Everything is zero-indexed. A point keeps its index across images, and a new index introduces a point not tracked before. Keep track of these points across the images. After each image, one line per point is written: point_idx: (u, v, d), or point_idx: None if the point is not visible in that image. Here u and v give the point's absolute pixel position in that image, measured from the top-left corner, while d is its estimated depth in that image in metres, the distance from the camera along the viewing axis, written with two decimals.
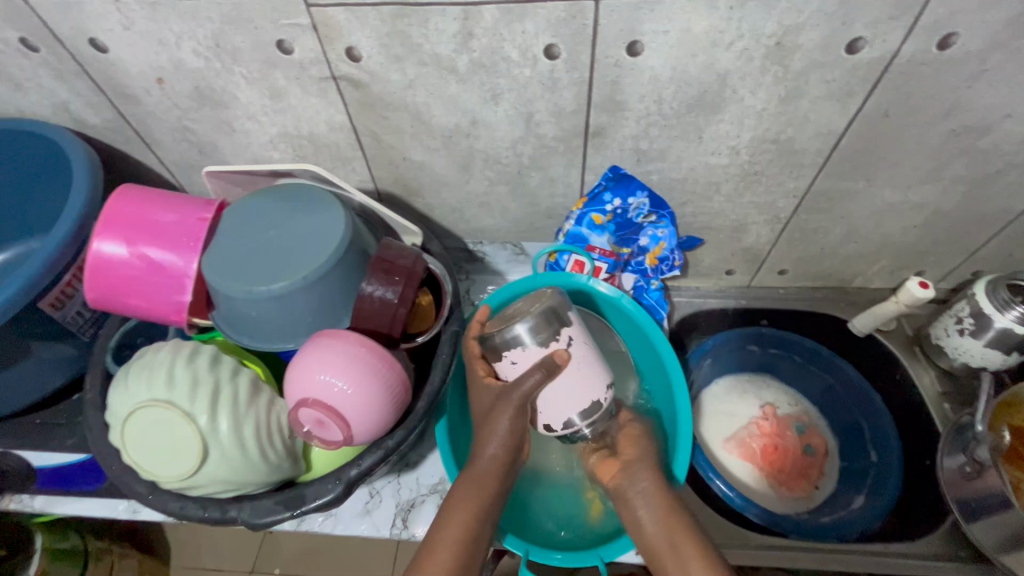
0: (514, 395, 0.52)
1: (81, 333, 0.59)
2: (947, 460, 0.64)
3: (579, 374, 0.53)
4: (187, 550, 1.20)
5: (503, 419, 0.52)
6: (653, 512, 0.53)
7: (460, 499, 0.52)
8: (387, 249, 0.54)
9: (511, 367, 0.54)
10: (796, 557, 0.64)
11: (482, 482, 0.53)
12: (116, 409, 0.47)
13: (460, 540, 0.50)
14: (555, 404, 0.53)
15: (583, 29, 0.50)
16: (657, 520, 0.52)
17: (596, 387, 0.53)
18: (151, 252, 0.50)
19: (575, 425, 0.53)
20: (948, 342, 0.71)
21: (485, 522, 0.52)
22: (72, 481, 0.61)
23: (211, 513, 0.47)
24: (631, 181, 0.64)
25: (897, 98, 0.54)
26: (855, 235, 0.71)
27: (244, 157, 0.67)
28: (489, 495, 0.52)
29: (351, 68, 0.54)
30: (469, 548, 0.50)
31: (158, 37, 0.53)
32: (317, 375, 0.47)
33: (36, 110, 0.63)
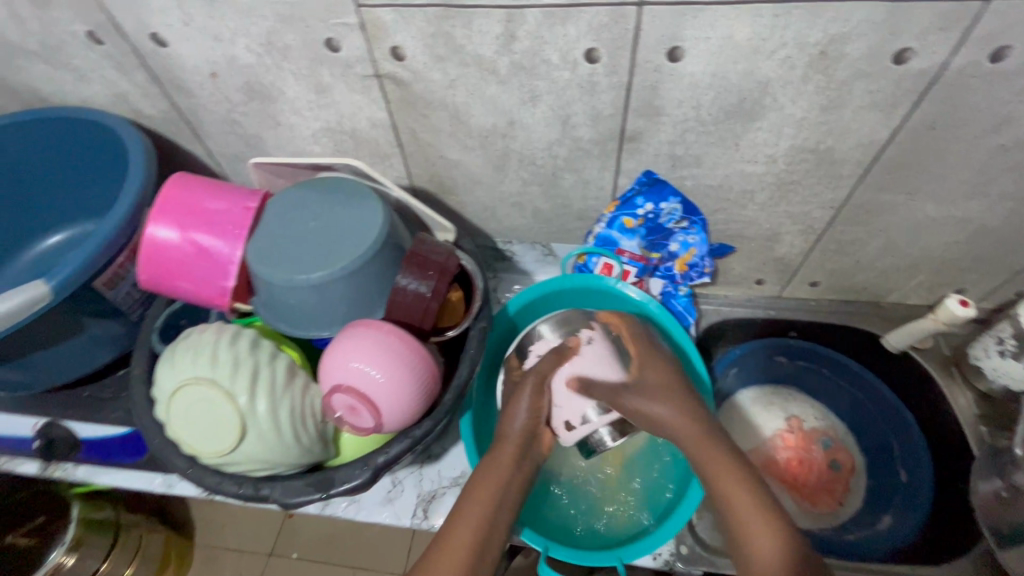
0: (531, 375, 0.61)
1: (130, 313, 0.62)
2: (980, 485, 0.63)
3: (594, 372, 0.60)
4: (211, 528, 1.24)
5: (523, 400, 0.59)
6: (714, 475, 0.52)
7: (479, 488, 0.53)
8: (421, 243, 0.55)
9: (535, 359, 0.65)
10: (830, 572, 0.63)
11: (498, 467, 0.55)
12: (162, 384, 0.50)
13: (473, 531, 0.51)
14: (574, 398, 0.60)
15: (624, 34, 0.50)
16: (717, 486, 0.52)
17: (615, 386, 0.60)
18: (200, 238, 0.53)
19: (592, 421, 0.60)
20: (987, 363, 0.69)
21: (500, 516, 0.52)
22: (113, 454, 0.64)
23: (245, 490, 0.49)
24: (664, 186, 0.64)
25: (943, 110, 0.53)
26: (893, 249, 0.70)
27: (287, 150, 0.69)
28: (505, 480, 0.54)
29: (395, 67, 0.56)
30: (485, 541, 0.50)
31: (215, 33, 0.55)
32: (351, 363, 0.49)
33: (96, 100, 0.66)
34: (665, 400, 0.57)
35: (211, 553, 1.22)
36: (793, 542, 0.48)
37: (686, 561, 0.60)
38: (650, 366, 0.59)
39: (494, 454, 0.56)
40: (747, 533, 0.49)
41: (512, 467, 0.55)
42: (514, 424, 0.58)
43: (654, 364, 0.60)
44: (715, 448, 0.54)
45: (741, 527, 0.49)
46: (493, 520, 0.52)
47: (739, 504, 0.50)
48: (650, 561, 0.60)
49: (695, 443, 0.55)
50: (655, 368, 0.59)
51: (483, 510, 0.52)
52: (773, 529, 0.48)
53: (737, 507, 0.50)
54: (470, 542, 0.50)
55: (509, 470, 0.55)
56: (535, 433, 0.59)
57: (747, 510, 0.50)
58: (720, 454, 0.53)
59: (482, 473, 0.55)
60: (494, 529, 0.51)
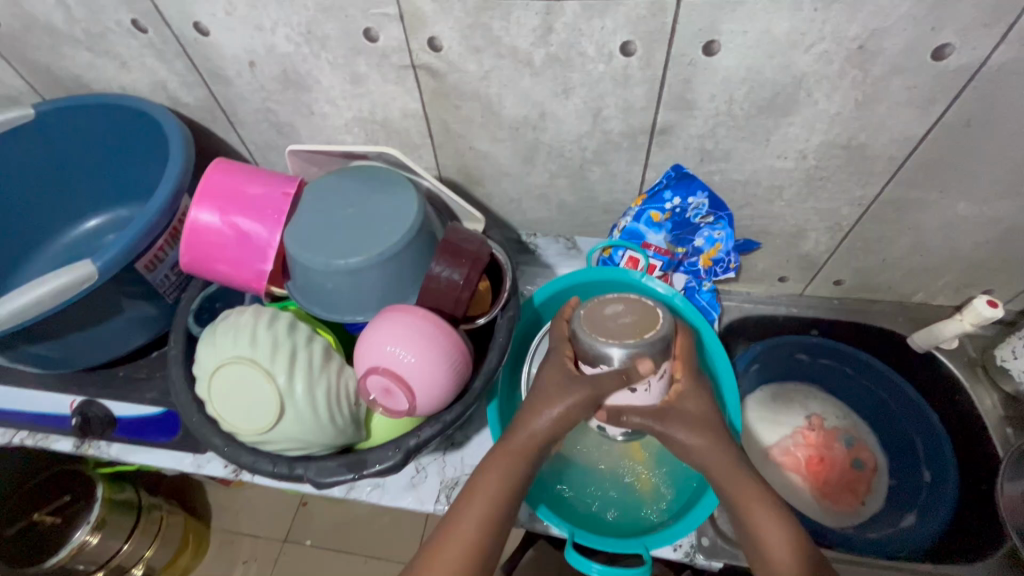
0: (585, 388, 0.53)
1: (166, 295, 0.64)
2: (1008, 485, 0.63)
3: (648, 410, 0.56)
4: (226, 514, 1.26)
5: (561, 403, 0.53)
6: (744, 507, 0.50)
7: (482, 484, 0.51)
8: (454, 233, 0.56)
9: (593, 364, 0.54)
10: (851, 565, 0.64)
11: (508, 462, 0.52)
12: (203, 362, 0.51)
13: (477, 527, 0.50)
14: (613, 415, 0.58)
15: (662, 27, 0.51)
16: (748, 517, 0.50)
17: None
18: (240, 222, 0.54)
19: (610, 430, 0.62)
20: (1015, 364, 0.69)
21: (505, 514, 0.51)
22: (146, 433, 0.66)
23: (280, 469, 0.50)
24: (693, 180, 0.64)
25: (981, 107, 0.52)
26: (921, 248, 0.69)
27: (319, 139, 0.70)
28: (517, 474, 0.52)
29: (431, 58, 0.57)
30: (489, 535, 0.50)
31: (257, 22, 0.57)
32: (386, 347, 0.50)
33: (136, 86, 0.68)
34: (699, 432, 0.53)
35: (227, 538, 1.24)
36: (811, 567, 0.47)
37: (707, 553, 0.61)
38: (686, 395, 0.56)
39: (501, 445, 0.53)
40: (776, 568, 0.47)
41: (525, 462, 0.52)
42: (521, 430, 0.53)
43: (692, 394, 0.56)
44: (743, 479, 0.51)
45: (770, 563, 0.48)
46: (494, 518, 0.50)
47: (768, 538, 0.48)
48: (671, 552, 0.60)
49: (727, 473, 0.51)
50: (688, 397, 0.55)
51: (485, 506, 0.50)
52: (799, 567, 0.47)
53: (767, 541, 0.48)
54: (471, 539, 0.49)
55: (518, 462, 0.52)
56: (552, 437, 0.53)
57: (777, 543, 0.48)
58: (752, 486, 0.50)
59: (491, 462, 0.52)
60: (494, 524, 0.50)
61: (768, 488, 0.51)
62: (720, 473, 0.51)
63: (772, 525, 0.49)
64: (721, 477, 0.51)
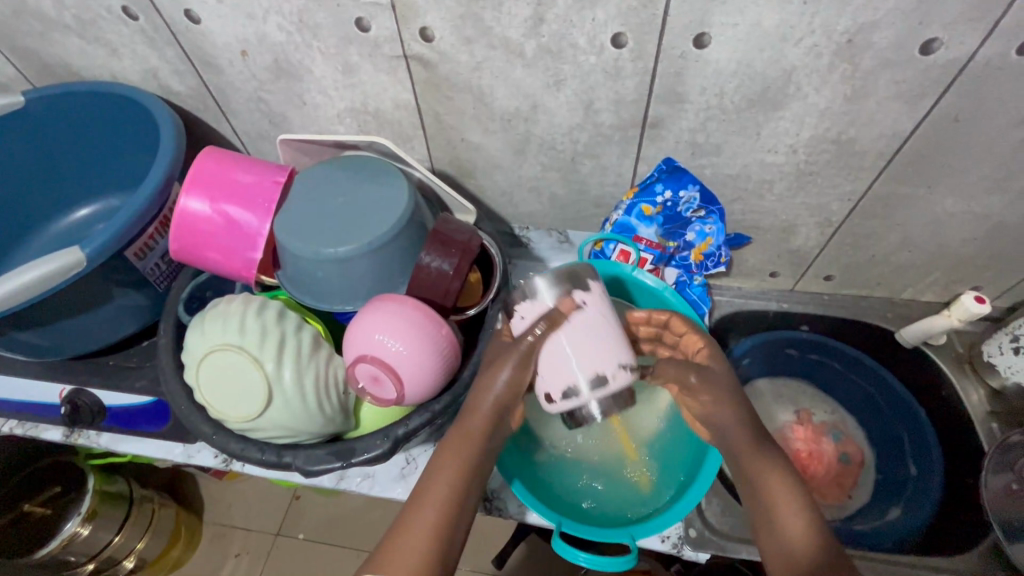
0: (520, 347, 0.51)
1: (157, 284, 0.64)
2: (991, 478, 0.62)
3: (585, 342, 0.50)
4: (218, 507, 1.26)
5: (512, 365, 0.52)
6: (769, 490, 0.49)
7: (438, 474, 0.50)
8: (445, 224, 0.56)
9: (520, 321, 0.52)
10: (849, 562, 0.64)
11: (466, 448, 0.51)
12: (191, 349, 0.51)
13: (441, 507, 0.48)
14: (560, 369, 0.51)
15: (652, 19, 0.51)
16: (768, 500, 0.49)
17: (603, 358, 0.50)
18: (231, 210, 0.54)
19: (579, 396, 0.50)
20: (1000, 360, 0.70)
21: (463, 503, 0.50)
22: (138, 422, 0.66)
23: (268, 456, 0.51)
24: (684, 174, 0.65)
25: (968, 102, 0.53)
26: (910, 244, 0.70)
27: (311, 129, 0.70)
28: (472, 456, 0.51)
29: (423, 48, 0.57)
30: (451, 521, 0.48)
31: (247, 10, 0.56)
32: (375, 335, 0.50)
33: (126, 74, 0.68)
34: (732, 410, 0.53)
35: (219, 531, 1.23)
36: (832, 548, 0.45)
37: (694, 544, 0.61)
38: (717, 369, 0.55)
39: (456, 431, 0.53)
40: (791, 544, 0.46)
41: (482, 444, 0.52)
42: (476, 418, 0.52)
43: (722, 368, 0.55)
44: (771, 463, 0.50)
45: (783, 536, 0.47)
46: (453, 506, 0.49)
47: (787, 522, 0.47)
48: (658, 544, 0.60)
49: (756, 454, 0.51)
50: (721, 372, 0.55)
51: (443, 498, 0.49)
52: (820, 546, 0.45)
53: (785, 524, 0.47)
54: (430, 528, 0.47)
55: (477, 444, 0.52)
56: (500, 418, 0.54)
57: (796, 528, 0.47)
58: (772, 459, 0.50)
59: (447, 448, 0.52)
60: (455, 513, 0.49)
61: (789, 465, 0.50)
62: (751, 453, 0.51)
63: (793, 510, 0.48)
64: (750, 456, 0.51)
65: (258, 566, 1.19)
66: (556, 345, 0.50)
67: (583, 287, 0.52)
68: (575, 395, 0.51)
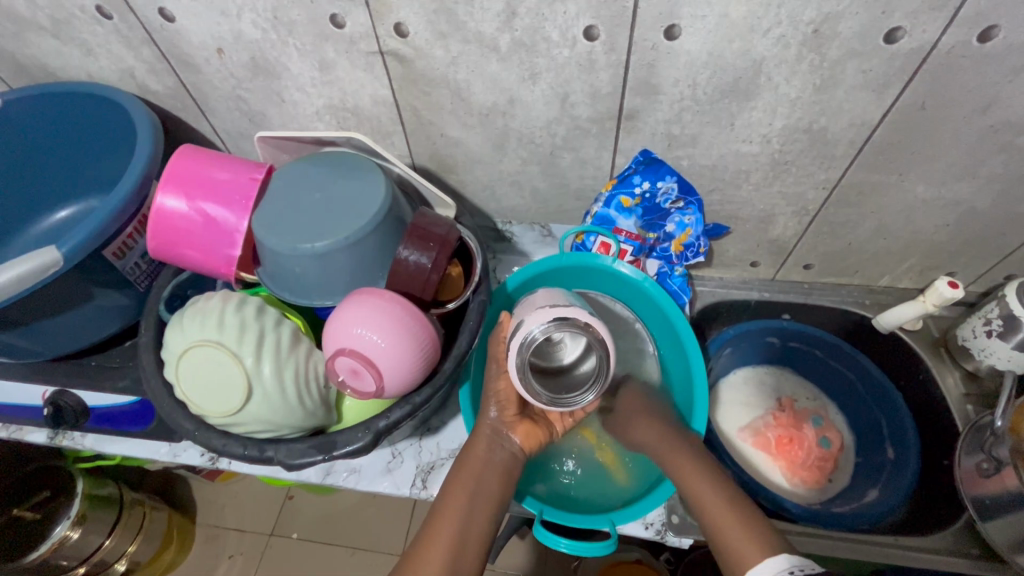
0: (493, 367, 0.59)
1: (138, 283, 0.64)
2: (965, 459, 0.64)
3: (522, 311, 0.58)
4: (211, 509, 1.26)
5: (497, 380, 0.59)
6: (711, 515, 0.54)
7: (447, 508, 0.54)
8: (423, 217, 0.56)
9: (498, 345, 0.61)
10: (834, 547, 0.64)
11: (471, 471, 0.56)
12: (171, 346, 0.52)
13: (451, 528, 0.53)
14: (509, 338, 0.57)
15: (623, 11, 0.51)
16: (716, 526, 0.53)
17: (528, 308, 0.57)
18: (208, 208, 0.54)
19: (518, 339, 0.54)
20: (974, 343, 0.70)
21: (471, 524, 0.53)
22: (121, 423, 0.66)
23: (250, 451, 0.51)
24: (661, 165, 0.66)
25: (934, 90, 0.54)
26: (884, 231, 0.71)
27: (291, 127, 0.71)
28: (472, 479, 0.55)
29: (398, 44, 0.57)
30: (464, 541, 0.52)
31: (221, 7, 0.56)
32: (354, 329, 0.50)
33: (104, 74, 0.68)
34: (663, 449, 0.60)
35: (212, 533, 1.23)
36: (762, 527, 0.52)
37: (677, 530, 0.60)
38: (637, 413, 0.65)
39: (462, 459, 0.57)
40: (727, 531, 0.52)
41: (485, 468, 0.56)
42: (480, 443, 0.57)
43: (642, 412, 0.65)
44: (708, 486, 0.55)
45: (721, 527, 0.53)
46: (465, 530, 0.53)
47: (738, 542, 0.51)
48: (642, 530, 0.61)
49: (692, 484, 0.56)
50: (642, 421, 0.64)
51: (453, 522, 0.53)
52: (751, 527, 0.52)
53: (735, 545, 0.51)
54: (446, 549, 0.51)
55: (480, 472, 0.56)
56: (502, 445, 0.58)
57: (746, 545, 0.50)
58: (687, 458, 0.58)
59: (456, 475, 0.56)
60: (468, 536, 0.52)
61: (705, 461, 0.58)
62: (688, 484, 0.56)
63: (739, 532, 0.52)
64: (687, 489, 0.56)
65: (252, 567, 1.19)
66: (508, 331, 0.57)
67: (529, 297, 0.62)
68: (516, 339, 0.55)
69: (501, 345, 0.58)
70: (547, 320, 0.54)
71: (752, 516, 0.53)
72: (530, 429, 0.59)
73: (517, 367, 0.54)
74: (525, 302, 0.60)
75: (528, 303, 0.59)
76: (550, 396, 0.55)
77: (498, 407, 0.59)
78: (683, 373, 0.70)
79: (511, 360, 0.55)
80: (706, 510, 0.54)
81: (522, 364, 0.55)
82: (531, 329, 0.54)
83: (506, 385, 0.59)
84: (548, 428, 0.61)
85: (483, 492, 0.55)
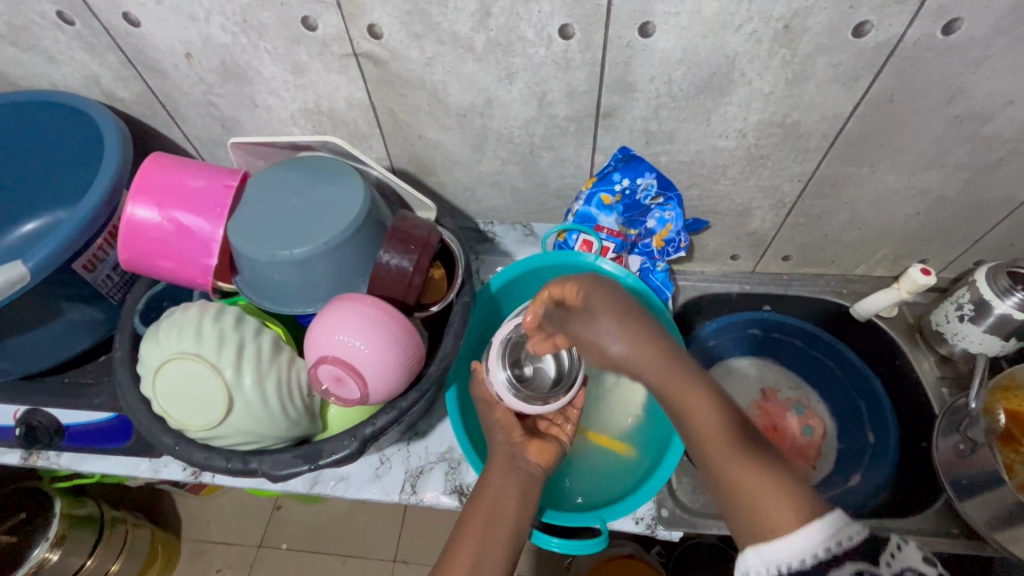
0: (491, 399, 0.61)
1: (110, 296, 0.62)
2: (942, 441, 0.65)
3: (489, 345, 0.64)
4: (196, 523, 1.23)
5: (494, 409, 0.60)
6: (718, 463, 0.45)
7: (464, 536, 0.50)
8: (403, 220, 0.56)
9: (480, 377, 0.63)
10: None
11: (485, 499, 0.53)
12: (147, 361, 0.51)
13: (471, 549, 0.49)
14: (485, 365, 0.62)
15: (597, 10, 0.51)
16: (736, 481, 0.43)
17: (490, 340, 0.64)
18: (181, 217, 0.53)
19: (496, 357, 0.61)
20: (947, 328, 0.73)
21: (488, 554, 0.49)
22: (99, 440, 0.64)
23: (233, 464, 0.50)
24: (640, 162, 0.66)
25: (901, 83, 0.55)
26: (859, 221, 0.73)
27: (265, 132, 0.69)
28: (485, 507, 0.52)
29: (373, 46, 0.57)
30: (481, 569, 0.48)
31: (189, 11, 0.55)
32: (336, 336, 0.50)
33: (68, 82, 0.66)
34: (669, 379, 0.50)
35: (198, 548, 1.21)
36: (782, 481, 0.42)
37: (666, 523, 0.61)
38: (631, 322, 0.52)
39: (476, 494, 0.54)
40: (734, 484, 0.43)
41: (500, 495, 0.53)
42: (495, 472, 0.55)
43: (636, 322, 0.52)
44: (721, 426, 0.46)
45: (727, 482, 0.44)
46: (482, 557, 0.49)
47: (761, 496, 0.41)
48: (633, 525, 0.61)
49: (704, 427, 0.47)
50: (643, 343, 0.51)
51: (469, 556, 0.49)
52: (760, 479, 0.42)
53: (759, 502, 0.41)
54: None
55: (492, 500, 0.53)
56: (517, 468, 0.55)
57: (769, 502, 0.41)
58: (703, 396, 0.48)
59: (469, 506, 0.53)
60: (484, 566, 0.48)
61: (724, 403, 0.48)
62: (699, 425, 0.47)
63: (761, 484, 0.42)
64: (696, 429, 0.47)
65: None
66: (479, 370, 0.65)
67: None
68: (494, 359, 0.61)
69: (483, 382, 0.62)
70: (509, 330, 0.62)
71: (791, 487, 0.41)
72: (541, 447, 0.58)
73: (500, 379, 0.60)
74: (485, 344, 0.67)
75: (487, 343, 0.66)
76: (529, 394, 0.60)
77: (506, 432, 0.59)
78: None
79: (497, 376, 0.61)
80: (720, 456, 0.45)
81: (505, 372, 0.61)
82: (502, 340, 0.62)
83: (504, 412, 0.60)
84: (557, 441, 0.60)
85: (497, 513, 0.52)
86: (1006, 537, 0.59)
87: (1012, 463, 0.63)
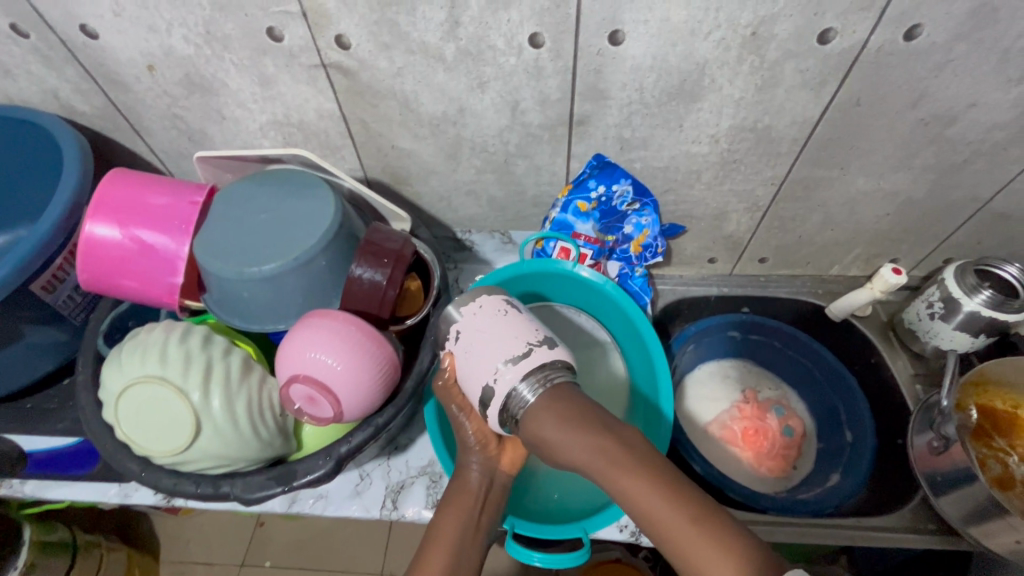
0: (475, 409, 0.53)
1: (72, 318, 0.60)
2: (917, 438, 0.66)
3: (484, 337, 0.49)
4: (176, 544, 1.20)
5: (469, 423, 0.53)
6: (668, 540, 0.41)
7: (438, 539, 0.50)
8: (375, 232, 0.55)
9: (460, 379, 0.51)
10: (806, 534, 0.65)
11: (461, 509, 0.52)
12: (109, 386, 0.49)
13: (443, 554, 0.49)
14: (473, 387, 0.49)
15: (567, 18, 0.51)
16: (691, 561, 0.39)
17: (484, 359, 0.48)
18: (143, 235, 0.51)
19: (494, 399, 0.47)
20: (920, 326, 0.74)
21: (463, 555, 0.49)
22: (64, 466, 0.61)
23: (203, 489, 0.49)
24: (615, 169, 0.66)
25: (867, 87, 0.56)
26: (831, 223, 0.74)
27: (234, 144, 0.68)
28: (465, 513, 0.51)
29: (341, 56, 0.56)
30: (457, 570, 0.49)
31: (149, 23, 0.54)
32: (307, 354, 0.49)
33: (25, 96, 0.63)
34: (602, 470, 0.42)
35: (178, 570, 1.17)
36: (726, 541, 0.39)
37: None
38: (561, 427, 0.43)
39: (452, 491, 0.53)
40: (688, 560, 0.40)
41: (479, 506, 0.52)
42: (470, 477, 0.53)
43: (564, 421, 0.43)
44: (660, 497, 0.41)
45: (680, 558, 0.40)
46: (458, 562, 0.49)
47: (701, 557, 0.39)
48: (617, 533, 0.60)
49: (653, 511, 0.41)
50: (573, 447, 0.43)
51: (442, 558, 0.49)
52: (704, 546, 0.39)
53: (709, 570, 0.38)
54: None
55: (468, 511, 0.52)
56: (494, 480, 0.54)
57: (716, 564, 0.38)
58: (637, 477, 0.42)
59: (444, 509, 0.52)
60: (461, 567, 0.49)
61: (656, 473, 0.42)
62: (645, 511, 0.41)
63: (713, 555, 0.39)
64: (647, 517, 0.41)
65: None
66: (447, 338, 0.52)
67: (459, 317, 0.52)
68: (494, 402, 0.47)
69: (454, 386, 0.52)
70: (522, 380, 0.46)
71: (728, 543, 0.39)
72: (516, 454, 0.55)
73: (499, 422, 0.48)
74: (465, 334, 0.51)
75: (479, 312, 0.51)
76: None
77: (479, 449, 0.54)
78: (646, 365, 0.70)
79: (471, 391, 0.50)
80: (672, 535, 0.40)
81: (486, 400, 0.48)
82: (506, 368, 0.47)
83: (480, 424, 0.53)
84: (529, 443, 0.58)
85: (474, 516, 0.52)
86: (979, 531, 0.60)
87: (984, 457, 0.65)
